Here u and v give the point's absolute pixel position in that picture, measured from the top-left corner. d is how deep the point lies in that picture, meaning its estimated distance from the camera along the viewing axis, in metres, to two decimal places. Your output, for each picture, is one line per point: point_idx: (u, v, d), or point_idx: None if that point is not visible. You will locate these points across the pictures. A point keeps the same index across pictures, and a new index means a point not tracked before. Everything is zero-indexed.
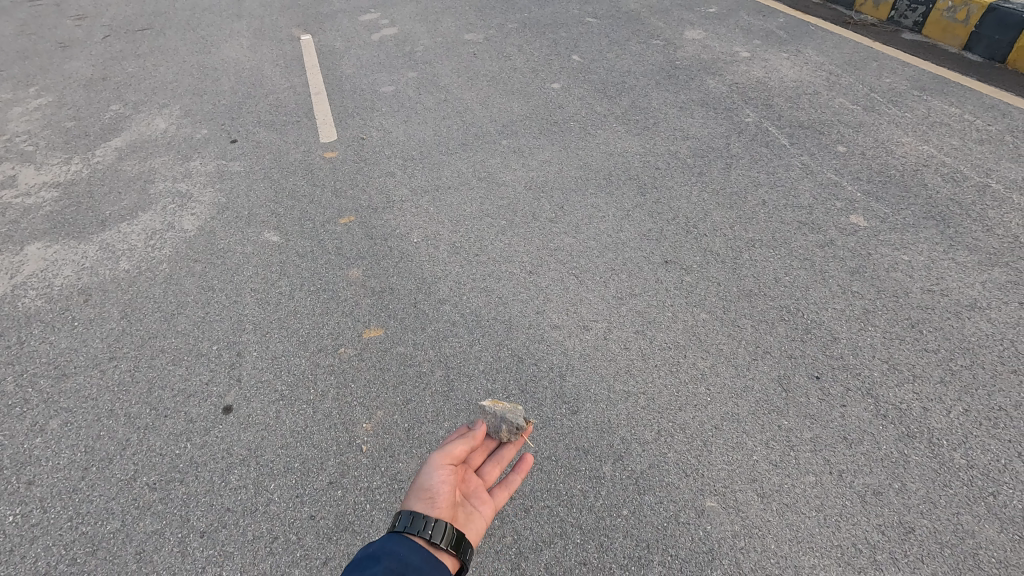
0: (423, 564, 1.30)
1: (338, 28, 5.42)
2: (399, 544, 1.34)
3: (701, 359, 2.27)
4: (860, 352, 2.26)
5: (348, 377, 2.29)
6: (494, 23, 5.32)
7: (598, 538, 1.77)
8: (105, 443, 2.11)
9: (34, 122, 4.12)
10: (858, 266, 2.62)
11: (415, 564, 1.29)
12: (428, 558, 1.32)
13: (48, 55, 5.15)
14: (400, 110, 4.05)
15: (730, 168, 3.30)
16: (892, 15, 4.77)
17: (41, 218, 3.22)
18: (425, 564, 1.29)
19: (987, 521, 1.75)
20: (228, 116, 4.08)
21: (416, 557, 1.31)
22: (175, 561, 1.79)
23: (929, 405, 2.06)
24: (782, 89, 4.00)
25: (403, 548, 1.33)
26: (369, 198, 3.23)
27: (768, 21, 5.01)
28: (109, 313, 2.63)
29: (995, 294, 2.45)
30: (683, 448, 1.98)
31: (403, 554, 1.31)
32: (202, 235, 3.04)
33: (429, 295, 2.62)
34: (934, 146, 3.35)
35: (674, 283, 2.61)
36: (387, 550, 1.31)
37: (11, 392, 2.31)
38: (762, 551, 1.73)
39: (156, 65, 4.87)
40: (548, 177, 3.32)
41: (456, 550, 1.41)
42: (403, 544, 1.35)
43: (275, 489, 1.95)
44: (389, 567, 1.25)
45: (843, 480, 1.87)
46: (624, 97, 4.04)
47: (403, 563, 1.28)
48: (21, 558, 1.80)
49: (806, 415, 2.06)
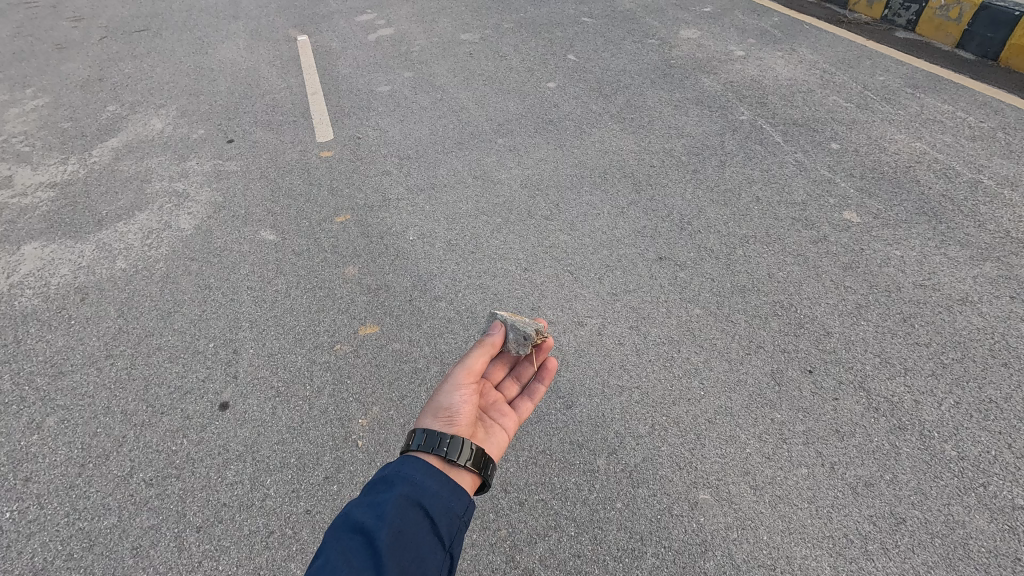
0: (440, 491, 1.24)
1: (335, 28, 5.44)
2: (414, 468, 1.28)
3: (694, 353, 2.29)
4: (852, 346, 2.27)
5: (344, 374, 2.30)
6: (491, 23, 5.34)
7: (592, 531, 1.78)
8: (102, 440, 2.11)
9: (31, 123, 4.13)
10: (851, 262, 2.64)
11: (431, 490, 1.23)
12: (444, 483, 1.26)
13: (45, 56, 5.16)
14: (397, 110, 4.07)
15: (724, 165, 3.31)
16: (885, 13, 4.81)
17: (38, 218, 3.23)
18: (441, 492, 1.24)
19: (977, 511, 1.77)
20: (224, 116, 4.09)
21: (432, 482, 1.25)
22: (172, 555, 1.80)
23: (920, 398, 2.07)
24: (776, 88, 4.02)
25: (419, 471, 1.27)
26: (365, 196, 3.24)
27: (763, 20, 5.04)
28: (106, 312, 2.63)
29: (987, 288, 2.47)
30: (677, 441, 2.00)
31: (418, 478, 1.25)
32: (199, 234, 3.05)
33: (425, 292, 2.63)
34: (926, 143, 3.37)
35: (668, 279, 2.62)
36: (402, 474, 1.26)
37: (7, 390, 2.31)
38: (755, 542, 1.74)
39: (153, 65, 4.88)
40: (544, 175, 3.34)
41: (473, 466, 1.42)
42: (419, 466, 1.28)
43: (271, 484, 1.96)
44: (403, 496, 1.20)
45: (835, 472, 1.89)
46: (620, 96, 4.06)
47: (418, 488, 1.23)
48: (18, 553, 1.81)
49: (799, 408, 2.07)
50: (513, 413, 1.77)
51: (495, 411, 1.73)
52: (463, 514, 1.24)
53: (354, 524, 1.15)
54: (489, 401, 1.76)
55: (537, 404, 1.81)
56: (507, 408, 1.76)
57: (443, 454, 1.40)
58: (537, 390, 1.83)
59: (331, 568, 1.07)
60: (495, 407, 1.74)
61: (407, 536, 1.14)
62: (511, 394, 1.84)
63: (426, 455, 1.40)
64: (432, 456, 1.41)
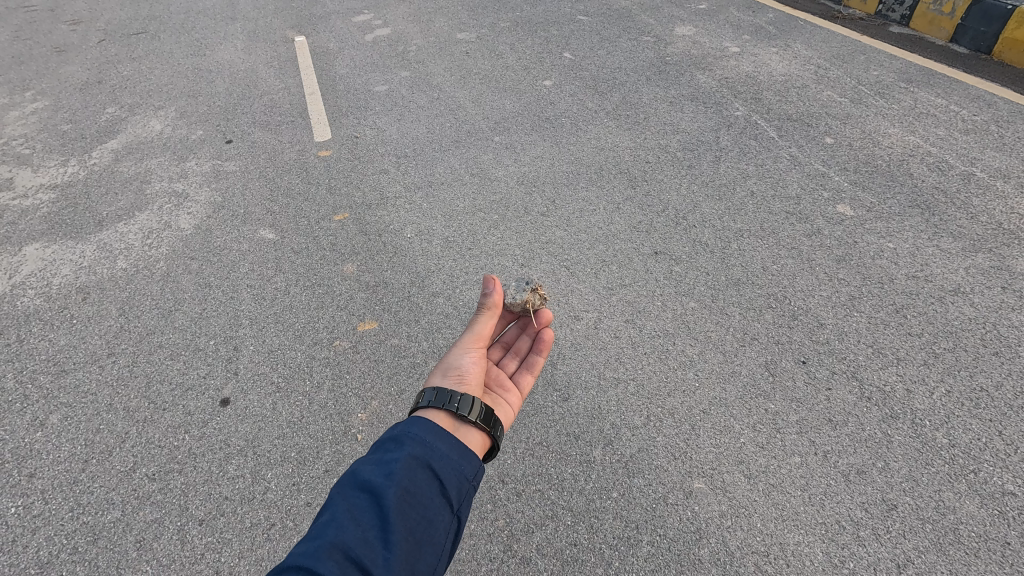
0: (450, 453, 1.24)
1: (332, 29, 5.46)
2: (423, 428, 1.27)
3: (689, 346, 2.32)
4: (846, 337, 2.30)
5: (343, 369, 2.33)
6: (487, 23, 5.36)
7: (589, 520, 1.81)
8: (105, 436, 2.14)
9: (31, 126, 4.16)
10: (845, 255, 2.67)
11: (440, 453, 1.23)
12: (455, 445, 1.26)
13: (44, 59, 5.19)
14: (394, 109, 4.09)
15: (719, 161, 3.34)
16: (880, 9, 4.84)
17: (39, 219, 3.26)
18: (452, 454, 1.24)
19: (968, 497, 1.79)
20: (223, 117, 4.12)
21: (442, 444, 1.25)
22: (175, 548, 1.83)
23: (912, 386, 2.10)
24: (771, 83, 4.05)
25: (429, 432, 1.26)
26: (363, 195, 3.27)
27: (758, 16, 5.07)
28: (107, 311, 2.66)
29: (978, 279, 2.50)
30: (672, 432, 2.03)
31: (427, 438, 1.24)
32: (198, 234, 3.07)
33: (423, 289, 2.66)
34: (920, 136, 3.39)
35: (663, 273, 2.65)
36: (411, 434, 1.25)
37: (11, 388, 2.34)
38: (748, 529, 1.77)
39: (151, 68, 4.90)
40: (541, 172, 3.36)
41: (481, 424, 1.44)
42: (428, 428, 1.27)
43: (273, 477, 1.99)
44: (412, 457, 1.19)
45: (827, 460, 1.91)
46: (615, 93, 4.08)
47: (428, 449, 1.22)
48: (23, 548, 1.84)
49: (793, 398, 2.10)
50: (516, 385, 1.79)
51: (498, 384, 1.76)
52: (471, 478, 1.24)
53: (361, 482, 1.14)
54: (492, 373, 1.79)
55: (537, 376, 1.83)
56: (511, 381, 1.79)
57: (453, 411, 1.43)
58: (536, 362, 1.86)
59: (336, 526, 1.07)
60: (498, 379, 1.77)
61: (415, 498, 1.14)
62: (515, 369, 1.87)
63: (435, 412, 1.43)
64: (441, 413, 1.43)
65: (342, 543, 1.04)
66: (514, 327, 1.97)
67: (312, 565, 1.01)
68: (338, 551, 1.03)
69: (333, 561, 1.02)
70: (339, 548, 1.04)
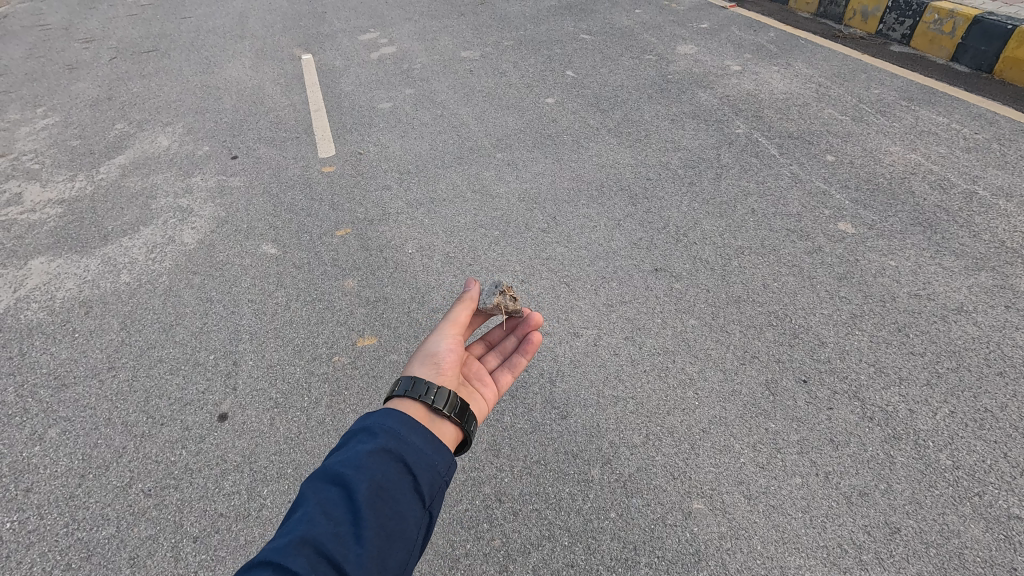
0: (425, 448, 1.20)
1: (338, 47, 5.55)
2: (396, 421, 1.22)
3: (689, 363, 2.30)
4: (847, 355, 2.28)
5: (341, 385, 2.32)
6: (491, 41, 5.43)
7: (586, 541, 1.79)
8: (103, 451, 2.14)
9: (41, 142, 4.23)
10: (846, 273, 2.66)
11: (414, 446, 1.18)
12: (429, 439, 1.22)
13: (56, 77, 5.29)
14: (397, 126, 4.14)
15: (720, 178, 3.35)
16: (880, 28, 4.89)
17: (45, 233, 3.29)
18: (425, 449, 1.19)
19: (972, 520, 1.76)
20: (229, 133, 4.18)
21: (415, 438, 1.21)
22: (168, 565, 1.81)
23: (915, 407, 2.08)
24: (772, 101, 4.07)
25: (402, 424, 1.22)
26: (366, 210, 3.29)
27: (759, 35, 5.11)
28: (109, 325, 2.68)
29: (981, 298, 2.48)
30: (671, 451, 2.01)
31: (401, 431, 1.20)
32: (202, 249, 3.10)
33: (423, 304, 2.67)
34: (921, 154, 3.40)
35: (663, 290, 2.64)
36: (384, 426, 1.21)
37: (11, 402, 2.35)
38: (749, 552, 1.74)
39: (160, 85, 4.99)
40: (542, 189, 3.38)
41: (457, 418, 1.41)
42: (402, 421, 1.22)
43: (268, 494, 1.98)
44: (384, 452, 1.15)
45: (829, 482, 1.89)
46: (617, 111, 4.12)
47: (401, 443, 1.18)
48: (17, 563, 1.83)
49: (793, 418, 2.08)
50: (495, 383, 1.75)
51: (477, 378, 1.72)
52: (443, 472, 1.20)
53: (333, 474, 1.10)
54: (470, 368, 1.74)
55: (519, 375, 1.79)
56: (489, 377, 1.75)
57: (429, 403, 1.39)
58: (519, 362, 1.82)
59: (308, 520, 1.04)
60: (476, 377, 1.72)
61: (386, 495, 1.10)
62: (494, 366, 1.82)
63: (410, 401, 1.39)
64: (416, 404, 1.39)
65: (312, 539, 1.01)
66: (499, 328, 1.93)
67: (280, 560, 0.97)
68: (308, 547, 1.00)
69: (304, 557, 0.98)
70: (309, 544, 1.00)
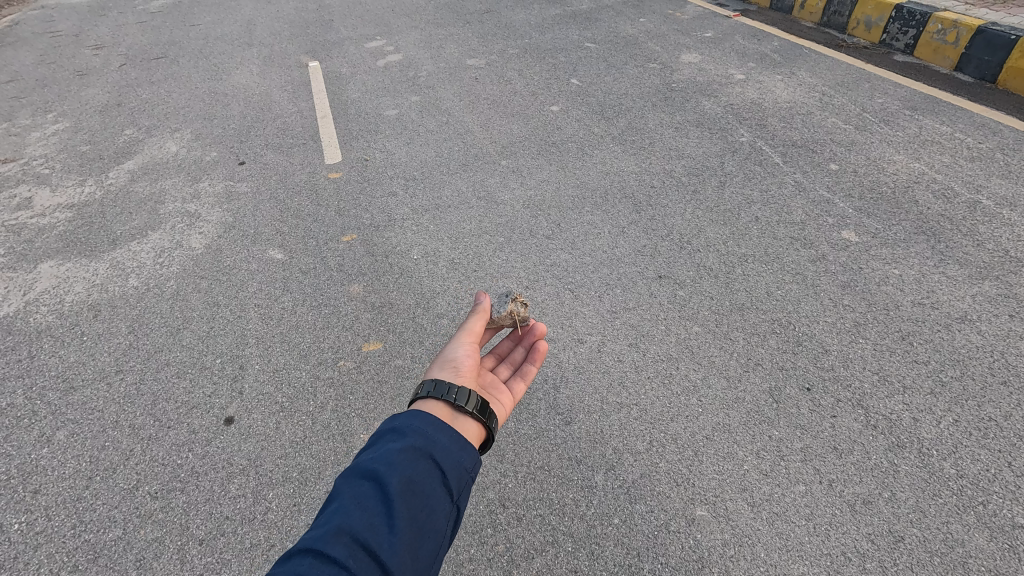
0: (451, 445, 1.18)
1: (345, 54, 5.61)
2: (424, 421, 1.20)
3: (693, 370, 2.31)
4: (851, 363, 2.29)
5: (347, 390, 2.34)
6: (496, 49, 5.48)
7: (589, 546, 1.79)
8: (110, 453, 2.16)
9: (51, 147, 4.28)
10: (850, 280, 2.66)
11: (442, 443, 1.17)
12: (456, 437, 1.20)
13: (67, 82, 5.35)
14: (404, 132, 4.17)
15: (724, 186, 3.36)
16: (883, 38, 4.92)
17: (55, 237, 3.33)
18: (452, 446, 1.17)
19: (977, 530, 1.76)
20: (237, 139, 4.22)
21: (443, 436, 1.19)
22: (174, 568, 1.82)
23: (919, 416, 2.08)
24: (776, 110, 4.09)
25: (429, 423, 1.20)
26: (372, 216, 3.32)
27: (763, 44, 5.15)
28: (117, 329, 2.70)
29: (985, 307, 2.48)
30: (675, 458, 2.01)
31: (429, 430, 1.18)
32: (209, 253, 3.13)
33: (428, 310, 2.69)
34: (924, 163, 3.41)
35: (667, 297, 2.66)
36: (413, 426, 1.19)
37: (20, 404, 2.37)
38: (752, 559, 1.74)
39: (169, 92, 5.05)
40: (546, 196, 3.40)
41: (480, 416, 1.40)
42: (429, 420, 1.21)
43: (274, 498, 2.00)
44: (413, 449, 1.13)
45: (833, 489, 1.89)
46: (621, 119, 4.14)
47: (429, 440, 1.16)
48: (24, 564, 1.85)
49: (796, 425, 2.08)
50: (509, 393, 1.73)
51: (491, 388, 1.71)
52: (472, 469, 1.18)
53: (365, 470, 1.09)
54: (484, 379, 1.72)
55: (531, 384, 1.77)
56: (503, 387, 1.73)
57: (453, 401, 1.38)
58: (530, 370, 1.80)
59: (343, 512, 1.03)
60: (491, 386, 1.70)
61: (416, 488, 1.08)
62: (505, 377, 1.80)
63: (434, 401, 1.38)
64: (439, 404, 1.38)
65: (348, 528, 1.00)
66: (508, 340, 1.93)
67: (319, 549, 0.97)
68: (345, 536, 0.99)
69: (341, 545, 0.97)
70: (346, 533, 0.99)
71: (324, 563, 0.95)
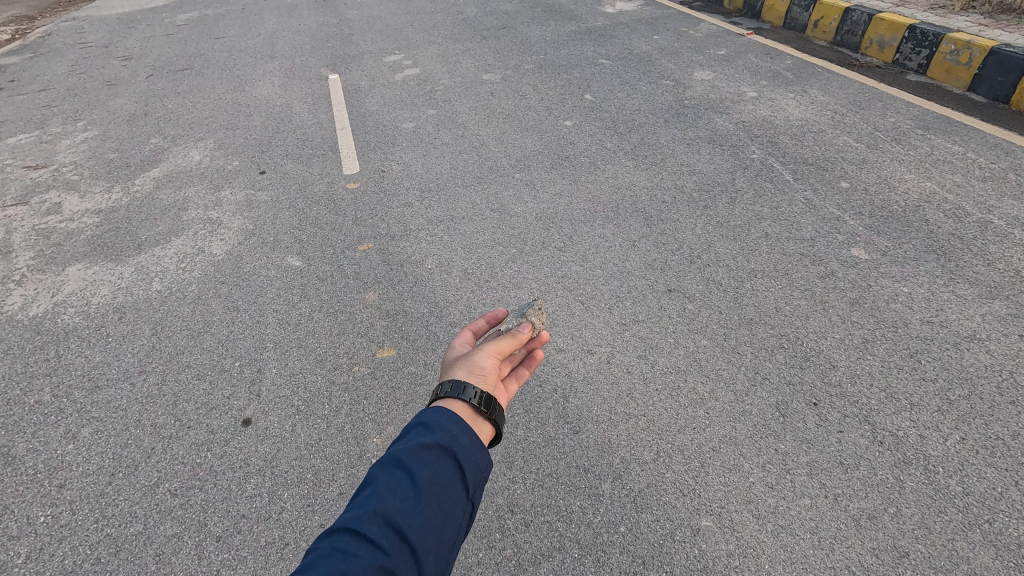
0: (471, 445, 1.20)
1: (364, 68, 5.75)
2: (450, 419, 1.22)
3: (701, 383, 2.34)
4: (859, 379, 2.31)
5: (360, 395, 2.40)
6: (512, 64, 5.59)
7: (595, 553, 1.83)
8: (132, 451, 2.23)
9: (80, 154, 4.43)
10: (858, 297, 2.69)
11: (463, 442, 1.19)
12: (475, 438, 1.21)
13: (96, 92, 5.54)
14: (420, 145, 4.27)
15: (735, 202, 3.40)
16: (896, 57, 4.95)
17: (82, 242, 3.45)
18: (472, 446, 1.19)
19: (982, 547, 1.77)
20: (259, 149, 4.35)
21: (465, 436, 1.21)
22: (192, 563, 1.88)
23: (925, 432, 2.10)
24: (787, 127, 4.14)
25: (454, 422, 1.22)
26: (388, 226, 3.41)
27: (776, 62, 5.20)
28: (141, 330, 2.80)
29: (994, 326, 2.49)
30: (681, 469, 2.04)
31: (455, 429, 1.21)
32: (230, 259, 3.23)
33: (441, 318, 2.75)
34: (936, 182, 3.43)
35: (676, 310, 2.70)
36: (440, 422, 1.21)
37: (47, 401, 2.47)
38: (756, 570, 1.76)
39: (194, 102, 5.20)
40: (559, 209, 3.46)
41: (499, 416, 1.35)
42: (454, 419, 1.23)
43: (289, 497, 2.06)
44: (440, 445, 1.16)
45: (837, 504, 1.91)
46: (634, 134, 4.21)
47: (454, 439, 1.18)
48: (49, 556, 1.92)
49: (803, 439, 2.11)
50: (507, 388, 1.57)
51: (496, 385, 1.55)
52: (487, 469, 1.21)
53: (397, 460, 1.12)
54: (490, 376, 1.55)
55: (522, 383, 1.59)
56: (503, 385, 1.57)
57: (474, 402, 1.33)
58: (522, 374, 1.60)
59: (377, 496, 1.07)
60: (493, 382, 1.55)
61: (443, 480, 1.11)
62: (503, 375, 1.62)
63: (456, 402, 1.33)
64: (462, 404, 1.33)
65: (383, 511, 1.04)
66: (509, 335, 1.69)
67: (356, 527, 1.01)
68: (380, 518, 1.03)
69: (376, 527, 1.02)
70: (381, 516, 1.03)
71: (361, 541, 1.00)
